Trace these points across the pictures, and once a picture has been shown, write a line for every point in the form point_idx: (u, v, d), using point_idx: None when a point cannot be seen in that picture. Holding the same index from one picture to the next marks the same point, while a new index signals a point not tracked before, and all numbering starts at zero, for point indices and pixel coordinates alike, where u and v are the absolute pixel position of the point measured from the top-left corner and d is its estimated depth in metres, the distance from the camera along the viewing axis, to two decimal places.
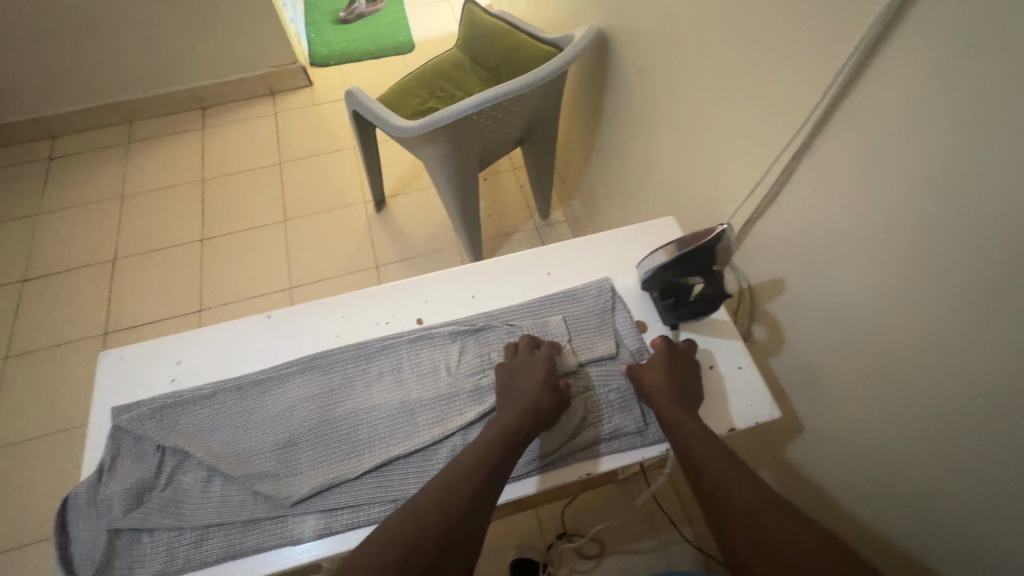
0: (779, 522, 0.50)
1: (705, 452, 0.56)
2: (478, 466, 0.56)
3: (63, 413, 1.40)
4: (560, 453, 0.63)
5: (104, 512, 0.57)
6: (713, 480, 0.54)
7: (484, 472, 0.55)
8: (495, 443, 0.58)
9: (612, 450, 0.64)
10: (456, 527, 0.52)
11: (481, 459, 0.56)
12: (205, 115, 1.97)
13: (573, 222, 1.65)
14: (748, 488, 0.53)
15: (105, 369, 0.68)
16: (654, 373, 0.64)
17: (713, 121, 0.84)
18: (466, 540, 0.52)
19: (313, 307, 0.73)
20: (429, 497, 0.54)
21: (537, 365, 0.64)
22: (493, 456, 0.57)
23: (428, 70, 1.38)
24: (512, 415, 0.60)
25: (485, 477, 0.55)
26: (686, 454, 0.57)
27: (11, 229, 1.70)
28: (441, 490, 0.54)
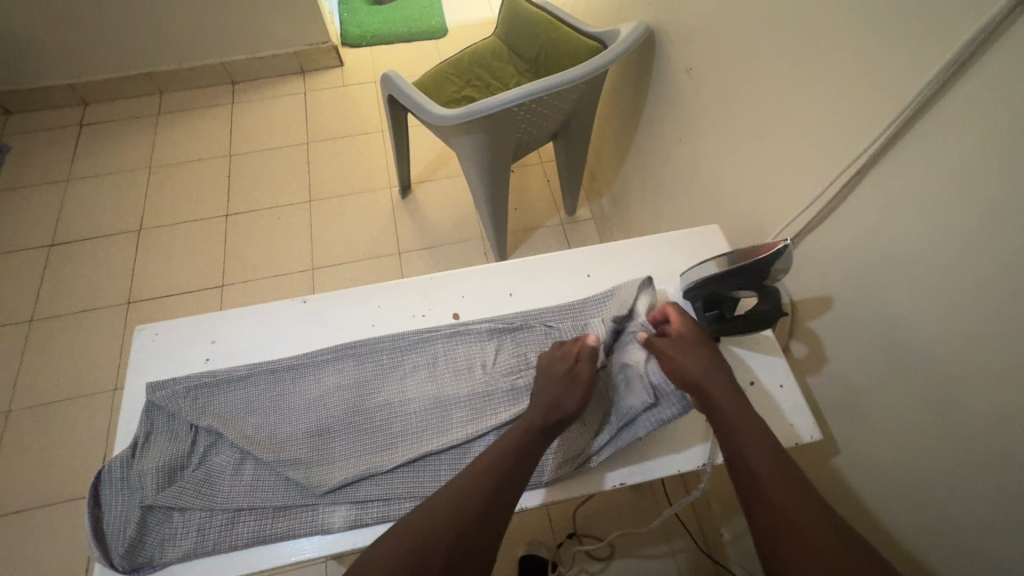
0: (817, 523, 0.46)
1: (752, 440, 0.53)
2: (494, 472, 0.54)
3: (86, 379, 1.41)
4: (584, 452, 0.63)
5: (137, 488, 0.57)
6: (762, 478, 0.50)
7: (502, 478, 0.53)
8: (514, 447, 0.56)
9: (632, 436, 0.61)
10: (472, 533, 0.50)
11: (499, 465, 0.54)
12: (235, 90, 1.96)
13: (600, 220, 1.63)
14: (813, 508, 0.48)
15: (139, 344, 0.67)
16: (674, 354, 0.61)
17: (765, 130, 0.81)
18: (484, 545, 0.50)
19: (349, 294, 0.72)
20: (443, 502, 0.52)
21: (561, 360, 0.62)
22: (510, 462, 0.55)
23: (467, 55, 1.36)
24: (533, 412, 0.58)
25: (502, 484, 0.53)
26: (732, 447, 0.53)
27: (41, 193, 1.71)
28: (456, 496, 0.52)
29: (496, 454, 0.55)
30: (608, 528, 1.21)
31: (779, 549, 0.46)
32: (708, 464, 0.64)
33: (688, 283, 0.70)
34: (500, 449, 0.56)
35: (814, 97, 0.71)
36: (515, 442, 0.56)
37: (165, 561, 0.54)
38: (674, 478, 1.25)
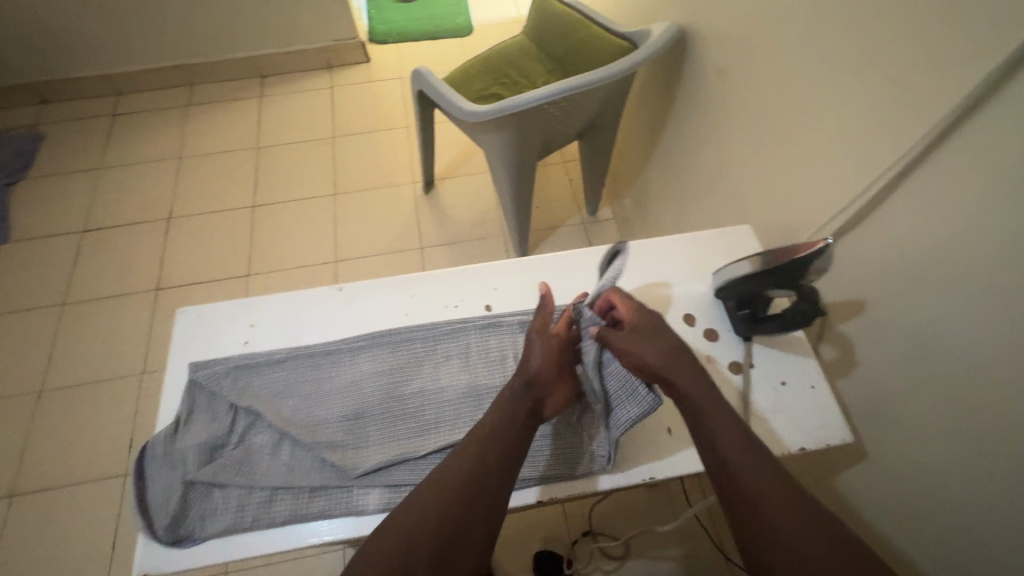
0: (802, 525, 0.48)
1: (733, 444, 0.53)
2: (474, 471, 0.54)
3: (114, 363, 1.44)
4: (570, 447, 0.64)
5: (179, 463, 0.59)
6: (745, 484, 0.50)
7: (483, 477, 0.54)
8: (495, 446, 0.56)
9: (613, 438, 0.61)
10: (455, 529, 0.51)
11: (480, 462, 0.55)
12: (263, 84, 1.99)
13: (621, 220, 1.63)
14: (792, 507, 0.49)
15: (181, 325, 0.70)
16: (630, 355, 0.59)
17: (798, 132, 0.81)
18: (468, 542, 0.52)
19: (383, 283, 0.73)
20: (428, 501, 0.52)
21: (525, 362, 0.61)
22: (490, 460, 0.55)
23: (495, 53, 1.37)
24: (503, 412, 0.58)
25: (483, 484, 0.54)
26: (712, 451, 0.53)
27: (75, 180, 1.75)
28: (436, 495, 0.53)
29: (475, 453, 0.55)
30: (624, 527, 1.21)
31: (763, 552, 0.48)
32: None
33: (720, 281, 0.71)
34: (481, 447, 0.56)
35: (851, 99, 0.70)
36: (493, 441, 0.56)
37: (205, 535, 0.56)
38: (691, 480, 1.24)
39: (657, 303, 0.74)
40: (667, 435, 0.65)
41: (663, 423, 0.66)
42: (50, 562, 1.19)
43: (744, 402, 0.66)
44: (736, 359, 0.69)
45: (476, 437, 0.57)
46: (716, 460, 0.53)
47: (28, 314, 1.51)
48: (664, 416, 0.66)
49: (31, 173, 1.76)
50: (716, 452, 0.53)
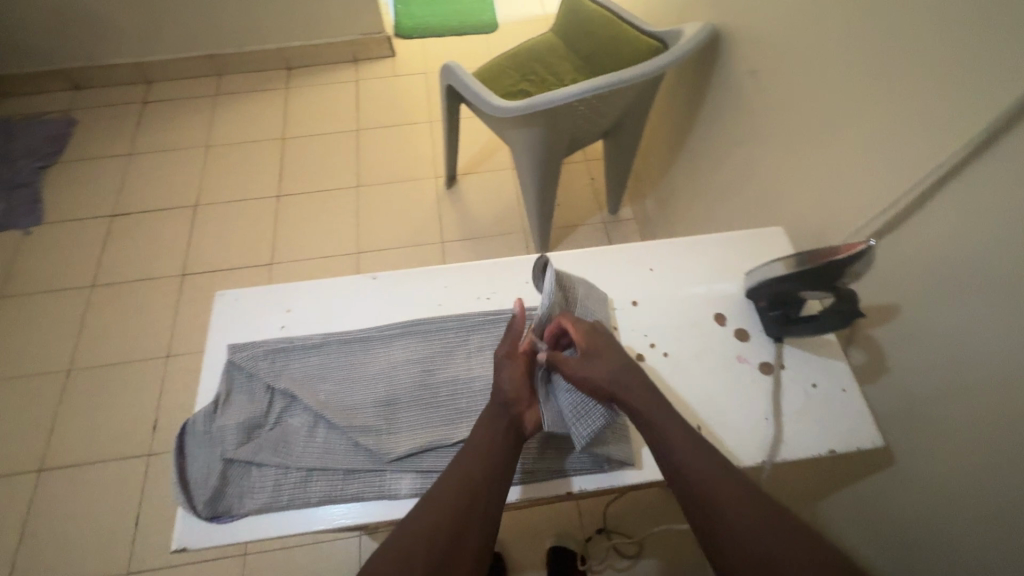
0: (763, 525, 0.51)
1: (686, 451, 0.56)
2: (470, 485, 0.55)
3: (140, 346, 1.47)
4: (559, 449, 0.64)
5: (218, 441, 0.60)
6: (702, 488, 0.54)
7: (478, 490, 0.55)
8: (488, 460, 0.57)
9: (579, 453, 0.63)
10: (453, 537, 0.52)
11: (475, 476, 0.56)
12: (290, 75, 2.02)
13: (642, 221, 1.63)
14: (750, 507, 0.52)
15: (220, 307, 0.71)
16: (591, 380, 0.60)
17: (834, 135, 0.80)
18: (466, 551, 0.52)
19: (418, 273, 0.75)
20: (425, 513, 0.54)
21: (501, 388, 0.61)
22: (484, 472, 0.56)
23: (522, 50, 1.38)
24: (493, 428, 0.59)
25: (477, 497, 0.55)
26: (667, 460, 0.57)
27: (106, 165, 1.79)
28: (432, 507, 0.54)
29: (468, 467, 0.56)
30: (638, 526, 1.20)
31: (726, 553, 0.51)
32: (768, 463, 0.63)
33: (753, 281, 0.71)
34: (476, 459, 0.57)
35: (891, 103, 0.69)
36: (487, 455, 0.57)
37: (243, 511, 0.57)
38: None
39: (687, 302, 0.74)
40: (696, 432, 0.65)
41: (691, 420, 0.66)
42: (77, 536, 1.22)
43: (774, 402, 0.66)
44: (766, 359, 0.69)
45: (471, 449, 0.58)
46: (672, 465, 0.57)
47: (58, 295, 1.55)
48: (693, 413, 0.66)
49: (63, 157, 1.80)
50: (672, 460, 0.57)
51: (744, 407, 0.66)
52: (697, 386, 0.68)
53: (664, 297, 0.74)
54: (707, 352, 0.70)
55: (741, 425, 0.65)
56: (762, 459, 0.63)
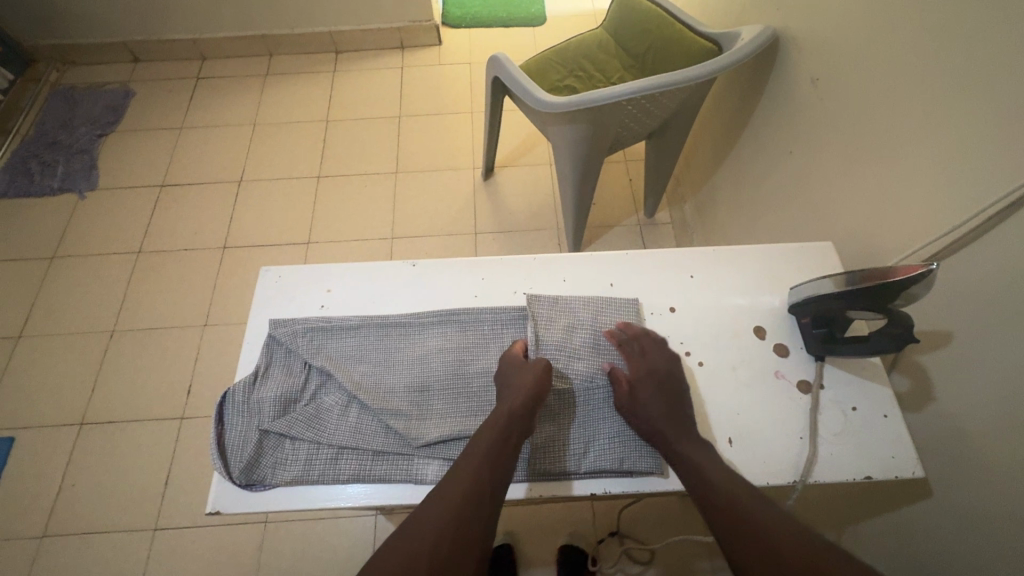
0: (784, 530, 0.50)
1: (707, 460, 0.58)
2: (479, 481, 0.55)
3: (180, 313, 1.53)
4: (559, 446, 0.63)
5: (256, 412, 0.62)
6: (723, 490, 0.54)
7: (486, 488, 0.55)
8: (495, 459, 0.57)
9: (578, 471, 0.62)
10: (460, 534, 0.52)
11: (484, 473, 0.56)
12: (337, 59, 2.05)
13: (680, 226, 1.60)
14: (772, 512, 0.52)
15: (264, 283, 0.74)
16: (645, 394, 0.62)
17: (895, 152, 0.77)
18: (470, 548, 0.52)
19: (456, 264, 0.75)
20: (433, 508, 0.53)
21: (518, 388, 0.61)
22: (492, 471, 0.56)
23: (572, 45, 1.36)
24: (499, 429, 0.59)
25: (484, 495, 0.54)
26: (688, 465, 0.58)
27: (159, 136, 1.86)
28: (441, 502, 0.53)
29: (476, 465, 0.56)
30: (652, 533, 1.19)
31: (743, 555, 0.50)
32: (800, 483, 0.61)
33: (798, 297, 0.69)
34: (484, 457, 0.57)
35: (960, 121, 0.66)
36: (495, 454, 0.57)
37: (275, 482, 0.59)
38: None
39: (726, 312, 0.72)
40: (727, 445, 0.64)
41: (724, 433, 0.64)
42: (111, 489, 1.28)
43: (811, 422, 0.64)
44: (805, 378, 0.67)
45: (478, 448, 0.57)
46: (692, 472, 0.57)
47: (107, 259, 1.62)
48: (726, 426, 0.65)
49: (119, 127, 1.88)
50: (695, 467, 0.57)
51: (779, 425, 0.65)
52: (731, 400, 0.66)
53: (704, 306, 0.73)
54: (744, 365, 0.69)
55: (774, 443, 0.63)
56: (795, 479, 0.61)
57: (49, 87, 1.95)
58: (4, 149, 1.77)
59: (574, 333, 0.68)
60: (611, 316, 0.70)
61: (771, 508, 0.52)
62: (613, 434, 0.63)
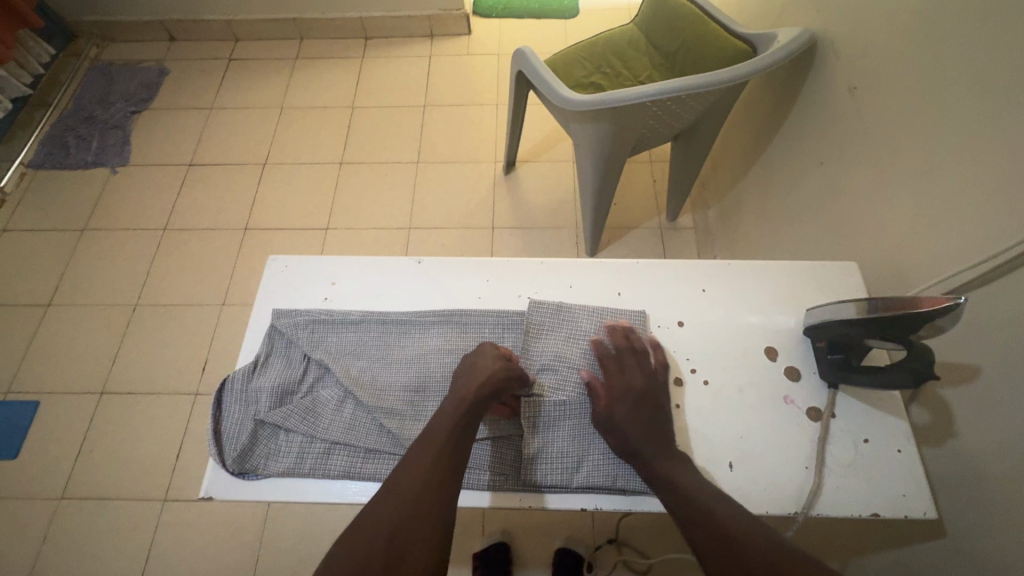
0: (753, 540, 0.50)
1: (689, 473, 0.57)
2: (429, 484, 0.55)
3: (200, 291, 1.56)
4: (551, 457, 0.62)
5: (253, 401, 0.63)
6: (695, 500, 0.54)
7: (434, 491, 0.55)
8: (440, 463, 0.57)
9: (559, 487, 0.61)
10: (411, 526, 0.53)
11: (432, 476, 0.56)
12: (367, 45, 2.05)
13: (702, 231, 1.55)
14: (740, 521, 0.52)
15: (271, 271, 0.74)
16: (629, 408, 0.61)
17: (933, 170, 0.72)
18: (424, 535, 0.53)
19: (462, 263, 0.74)
20: (384, 511, 0.54)
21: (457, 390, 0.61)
22: (438, 474, 0.56)
23: (602, 40, 1.32)
24: (442, 431, 0.59)
25: (435, 498, 0.55)
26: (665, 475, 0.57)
27: (190, 115, 1.89)
28: (398, 494, 0.55)
29: (423, 468, 0.56)
30: (651, 545, 1.17)
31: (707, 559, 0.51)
32: (801, 515, 0.59)
33: (814, 319, 0.66)
34: (431, 459, 0.57)
35: (1003, 141, 0.61)
36: (440, 457, 0.57)
37: (268, 473, 0.60)
38: None
39: (738, 331, 0.70)
40: (727, 470, 0.61)
41: (724, 456, 0.62)
42: (126, 458, 1.32)
43: (818, 452, 0.61)
44: (816, 405, 0.64)
45: (425, 450, 0.57)
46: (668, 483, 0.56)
47: (133, 234, 1.66)
48: (727, 449, 0.63)
49: (153, 104, 1.92)
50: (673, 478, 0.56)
51: (785, 453, 0.62)
52: (734, 422, 0.64)
53: (714, 322, 0.70)
54: (752, 388, 0.66)
55: (776, 471, 0.61)
56: (796, 510, 0.59)
57: (89, 62, 2.00)
58: (43, 122, 1.83)
59: (574, 344, 0.68)
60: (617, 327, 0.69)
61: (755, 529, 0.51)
62: (607, 451, 0.62)
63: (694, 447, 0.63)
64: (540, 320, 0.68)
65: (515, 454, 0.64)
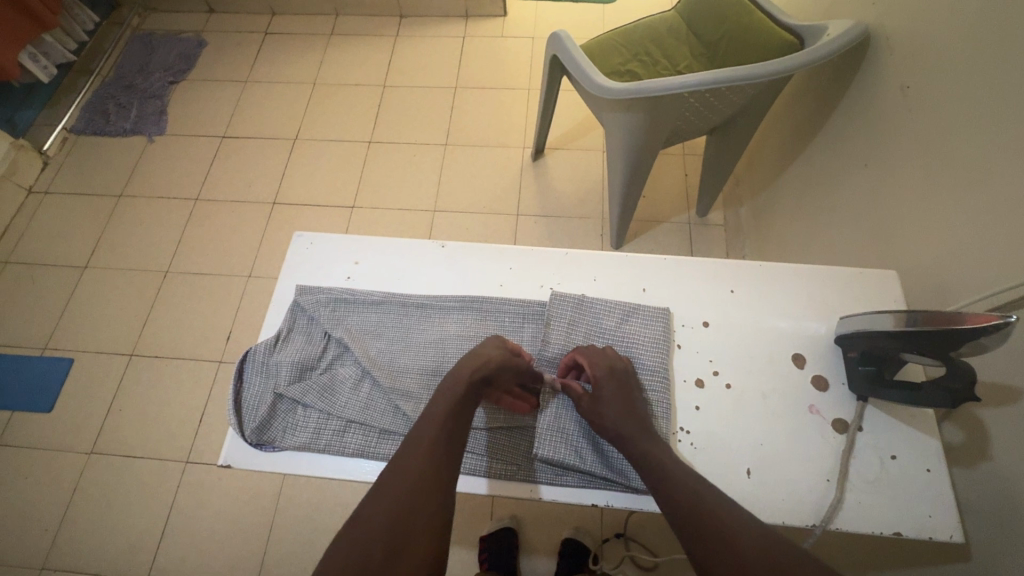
0: (751, 541, 0.49)
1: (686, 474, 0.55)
2: (424, 479, 0.55)
3: (227, 261, 1.59)
4: (552, 438, 0.62)
5: (274, 375, 0.65)
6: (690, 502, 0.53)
7: (429, 487, 0.55)
8: (432, 460, 0.56)
9: (552, 482, 0.61)
10: (406, 512, 0.53)
11: (426, 473, 0.55)
12: (401, 23, 2.03)
13: (732, 229, 1.51)
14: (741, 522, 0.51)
15: (296, 247, 0.74)
16: (623, 406, 0.60)
17: (987, 179, 0.68)
18: (421, 520, 0.53)
19: (486, 249, 0.74)
20: (377, 510, 0.53)
21: (453, 387, 0.61)
22: (432, 471, 0.56)
23: (639, 27, 1.28)
24: (433, 429, 0.58)
25: (431, 495, 0.55)
26: (661, 473, 0.56)
27: (225, 88, 1.91)
28: (393, 483, 0.55)
29: (415, 466, 0.56)
30: (659, 545, 1.16)
31: (707, 556, 0.50)
32: (819, 528, 0.57)
33: (847, 328, 0.63)
34: (424, 457, 0.56)
35: None
36: (432, 456, 0.56)
37: (285, 445, 0.61)
38: None
39: (765, 336, 0.67)
40: (745, 477, 0.60)
41: (741, 463, 0.61)
42: (152, 419, 1.37)
43: (841, 466, 0.59)
44: (842, 417, 0.62)
45: (418, 449, 0.57)
46: (664, 484, 0.55)
47: (167, 203, 1.70)
48: (745, 456, 0.61)
49: (191, 75, 1.94)
50: (668, 476, 0.55)
51: (806, 464, 0.60)
52: (755, 430, 0.62)
53: (741, 325, 0.68)
54: (776, 395, 0.64)
55: (795, 482, 0.59)
56: (813, 524, 0.58)
57: (130, 31, 2.03)
58: (86, 89, 1.87)
59: (593, 339, 0.67)
60: (639, 323, 0.68)
61: (755, 534, 0.50)
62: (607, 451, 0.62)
63: (710, 452, 0.61)
64: (558, 314, 0.67)
65: (514, 446, 0.64)
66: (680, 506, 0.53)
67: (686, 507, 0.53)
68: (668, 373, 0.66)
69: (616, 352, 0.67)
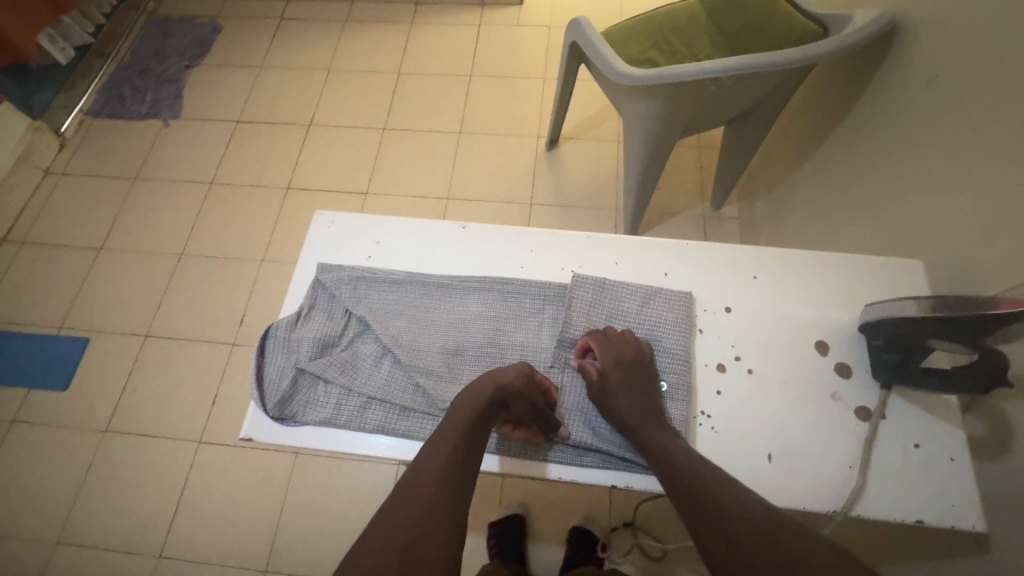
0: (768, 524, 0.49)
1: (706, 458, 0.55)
2: (448, 476, 0.55)
3: (241, 245, 1.60)
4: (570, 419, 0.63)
5: (296, 350, 0.65)
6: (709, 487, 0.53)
7: (451, 488, 0.54)
8: (454, 464, 0.55)
9: (567, 460, 0.62)
10: (427, 514, 0.52)
11: (445, 474, 0.55)
12: (417, 11, 2.02)
13: (747, 222, 1.50)
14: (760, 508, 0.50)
15: (317, 226, 0.75)
16: (637, 395, 0.61)
17: (1018, 171, 0.66)
18: (442, 522, 0.52)
19: (507, 230, 0.73)
20: (397, 512, 0.53)
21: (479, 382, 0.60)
22: (453, 472, 0.55)
23: (659, 14, 1.25)
24: (458, 430, 0.57)
25: (452, 497, 0.54)
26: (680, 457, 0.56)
27: (240, 73, 1.92)
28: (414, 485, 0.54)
29: (437, 467, 0.55)
30: (668, 534, 1.16)
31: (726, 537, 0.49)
32: (839, 513, 0.57)
33: (871, 316, 0.63)
34: (446, 458, 0.56)
35: None
36: (454, 458, 0.56)
37: (306, 420, 0.62)
38: None
39: (788, 323, 0.67)
40: (766, 461, 0.60)
41: (763, 447, 0.60)
42: (165, 399, 1.39)
43: (864, 453, 0.59)
44: (866, 405, 0.62)
45: (437, 450, 0.56)
46: (683, 468, 0.55)
47: (182, 186, 1.71)
48: (767, 440, 0.61)
49: (206, 60, 1.95)
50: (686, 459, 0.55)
51: (828, 451, 0.60)
52: (777, 416, 0.62)
53: (764, 311, 0.68)
54: (799, 381, 0.64)
55: (817, 468, 0.59)
56: (832, 510, 0.57)
57: (146, 15, 2.03)
58: (103, 72, 1.88)
59: (614, 322, 0.67)
60: (662, 306, 0.67)
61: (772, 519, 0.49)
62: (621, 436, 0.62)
63: (731, 437, 0.61)
64: (580, 298, 0.67)
65: None
66: (700, 487, 0.53)
67: (706, 489, 0.53)
68: (689, 357, 0.66)
69: (637, 335, 0.66)
